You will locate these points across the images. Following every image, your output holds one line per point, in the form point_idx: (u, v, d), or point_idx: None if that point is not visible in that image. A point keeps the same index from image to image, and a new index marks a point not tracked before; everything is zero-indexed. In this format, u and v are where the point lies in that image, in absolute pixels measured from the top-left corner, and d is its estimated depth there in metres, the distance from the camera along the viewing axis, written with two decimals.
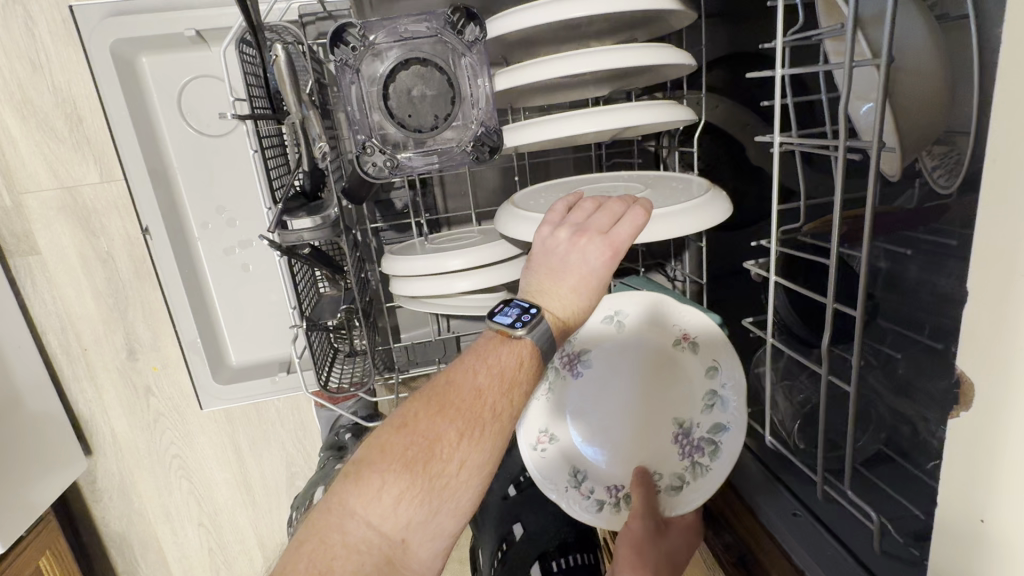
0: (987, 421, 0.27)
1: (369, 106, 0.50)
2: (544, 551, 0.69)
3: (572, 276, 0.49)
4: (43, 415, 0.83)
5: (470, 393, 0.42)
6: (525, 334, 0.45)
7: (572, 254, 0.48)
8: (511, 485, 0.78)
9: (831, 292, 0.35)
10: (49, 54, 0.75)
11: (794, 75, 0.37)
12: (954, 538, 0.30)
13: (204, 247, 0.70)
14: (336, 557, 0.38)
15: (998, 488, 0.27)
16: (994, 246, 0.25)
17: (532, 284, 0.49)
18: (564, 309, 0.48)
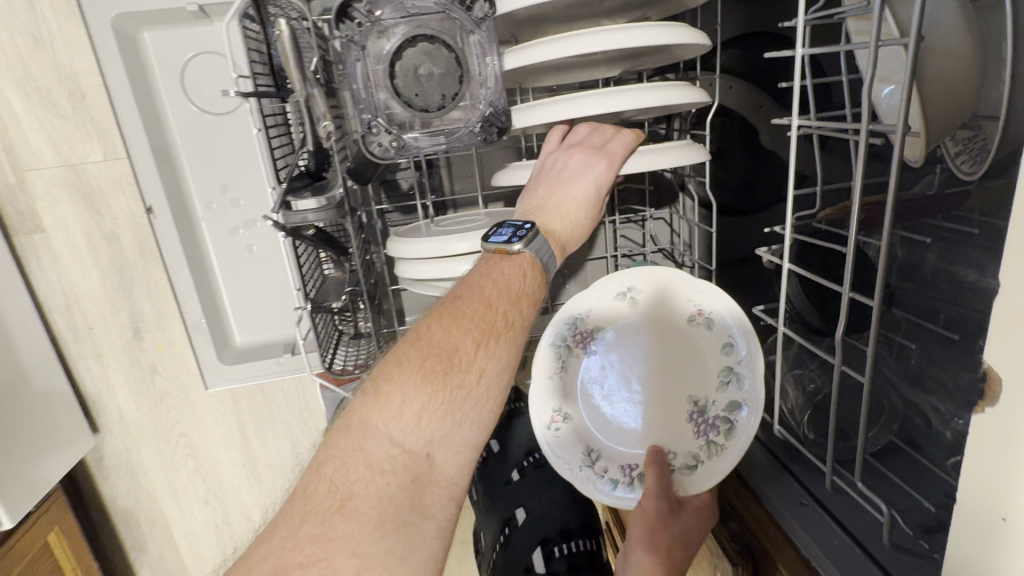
0: (1011, 418, 0.26)
1: (375, 84, 0.49)
2: (546, 536, 0.69)
3: (572, 189, 0.54)
4: (49, 393, 0.84)
5: (480, 305, 0.45)
6: (522, 249, 0.49)
7: (569, 165, 0.54)
8: (515, 471, 0.78)
9: (847, 280, 0.34)
10: (51, 29, 0.74)
11: (814, 56, 0.35)
12: (969, 537, 0.30)
13: (209, 227, 0.70)
14: (360, 477, 0.38)
15: (1012, 483, 0.27)
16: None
17: (533, 193, 0.55)
18: (557, 207, 0.54)
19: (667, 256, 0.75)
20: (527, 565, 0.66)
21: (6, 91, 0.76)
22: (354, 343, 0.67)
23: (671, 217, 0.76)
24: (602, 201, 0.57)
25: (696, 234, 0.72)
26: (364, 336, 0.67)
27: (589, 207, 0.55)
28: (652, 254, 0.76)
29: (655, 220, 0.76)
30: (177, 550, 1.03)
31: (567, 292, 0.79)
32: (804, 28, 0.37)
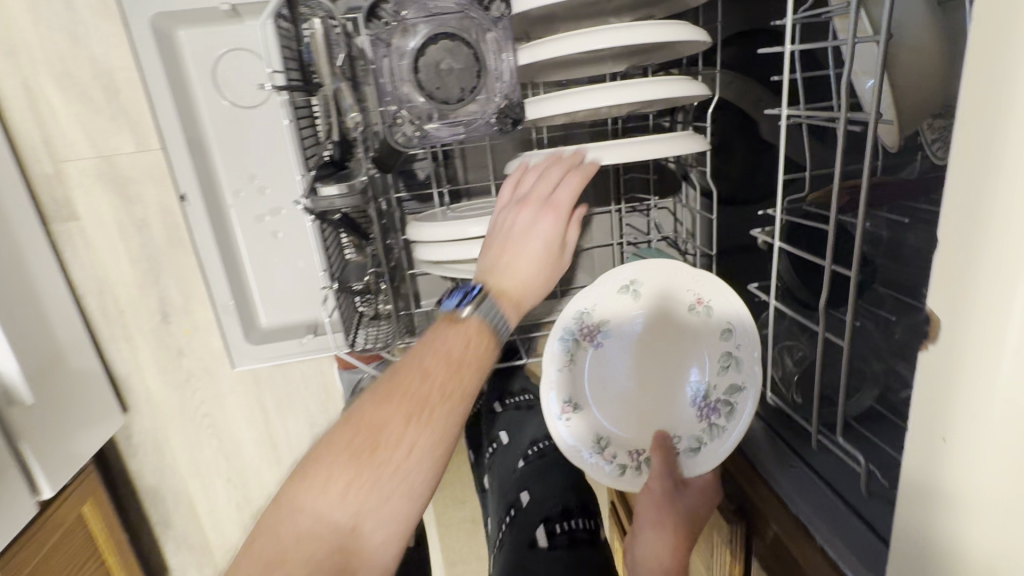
0: (953, 352, 0.27)
1: (400, 78, 0.53)
2: (548, 515, 0.73)
3: (524, 248, 0.57)
4: (84, 372, 0.88)
5: (414, 379, 0.48)
6: (467, 316, 0.52)
7: (518, 222, 0.57)
8: (520, 458, 0.82)
9: (830, 254, 0.38)
10: (88, 27, 0.78)
11: (802, 50, 0.39)
12: (919, 482, 0.29)
13: (237, 214, 0.74)
14: (290, 549, 0.43)
15: (952, 416, 0.27)
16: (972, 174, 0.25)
17: (487, 256, 0.57)
18: (507, 269, 0.56)
19: (671, 244, 0.79)
20: (531, 541, 0.70)
21: (45, 86, 0.80)
22: (374, 325, 0.70)
23: (674, 206, 0.80)
24: (554, 264, 0.59)
25: (698, 223, 0.76)
26: (383, 318, 0.70)
27: (541, 267, 0.57)
28: (656, 243, 0.80)
29: (659, 209, 0.80)
30: (200, 526, 1.08)
31: (574, 278, 0.83)
32: (793, 27, 0.41)
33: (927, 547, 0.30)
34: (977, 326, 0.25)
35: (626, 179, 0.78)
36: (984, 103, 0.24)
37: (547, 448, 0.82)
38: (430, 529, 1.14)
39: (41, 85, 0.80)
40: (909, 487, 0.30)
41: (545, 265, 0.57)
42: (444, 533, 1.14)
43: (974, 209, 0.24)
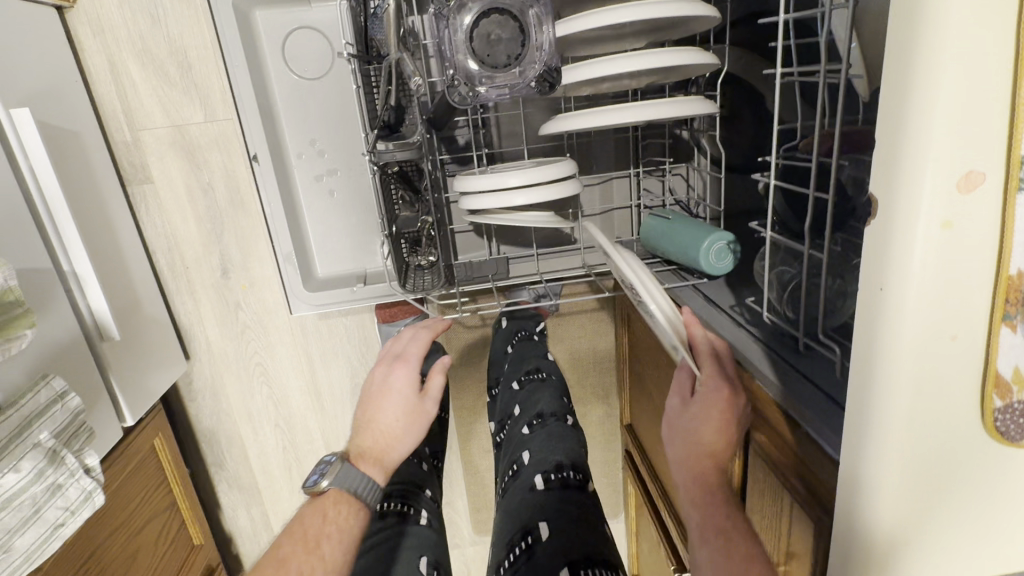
0: (868, 328, 0.34)
1: (457, 48, 0.63)
2: (544, 467, 0.78)
3: (385, 404, 0.72)
4: (155, 319, 0.99)
5: (274, 566, 0.54)
6: (328, 484, 0.62)
7: (382, 382, 0.74)
8: (526, 426, 0.89)
9: (812, 184, 0.48)
10: (167, 10, 0.89)
11: (794, 19, 0.48)
12: (851, 463, 0.38)
13: (299, 173, 0.84)
14: None
15: (869, 411, 0.35)
16: (888, 120, 0.30)
17: (362, 414, 0.72)
18: (376, 419, 0.70)
19: (684, 207, 0.88)
20: (531, 485, 0.76)
21: (127, 62, 0.91)
22: (420, 273, 0.80)
23: (687, 172, 0.89)
24: (420, 415, 0.72)
25: (708, 186, 0.85)
26: (427, 267, 0.79)
27: (405, 416, 0.70)
28: (670, 207, 0.89)
29: (674, 174, 0.89)
30: (249, 468, 1.19)
31: (596, 237, 0.92)
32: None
33: (848, 495, 0.38)
34: (901, 224, 0.30)
35: (644, 146, 0.87)
36: (906, 45, 0.28)
37: (550, 420, 0.87)
38: (457, 477, 1.25)
39: (124, 61, 0.91)
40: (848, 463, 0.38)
41: (409, 413, 0.71)
42: (470, 481, 1.24)
43: (896, 128, 0.30)
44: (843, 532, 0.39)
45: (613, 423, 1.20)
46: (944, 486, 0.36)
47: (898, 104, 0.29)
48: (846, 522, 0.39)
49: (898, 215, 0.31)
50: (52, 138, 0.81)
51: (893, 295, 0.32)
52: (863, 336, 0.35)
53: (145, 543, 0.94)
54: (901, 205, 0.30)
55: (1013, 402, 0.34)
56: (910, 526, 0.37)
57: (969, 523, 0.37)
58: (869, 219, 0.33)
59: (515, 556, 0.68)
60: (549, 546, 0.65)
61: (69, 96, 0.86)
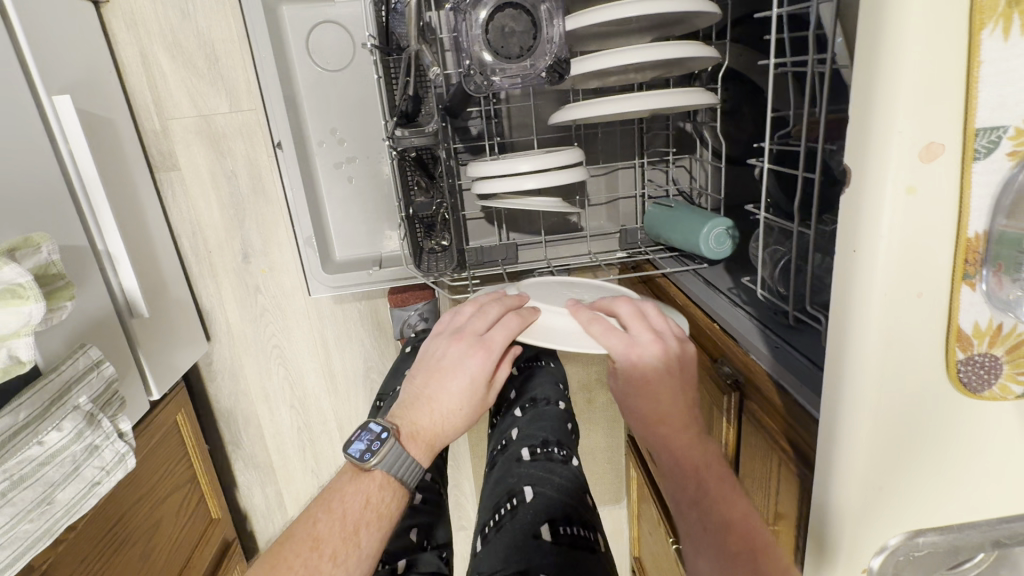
0: (843, 295, 0.38)
1: (473, 40, 0.67)
2: (531, 442, 0.81)
3: (451, 385, 0.65)
4: (179, 300, 1.04)
5: (308, 547, 0.52)
6: (373, 465, 0.58)
7: (449, 356, 0.67)
8: (518, 408, 0.91)
9: (800, 166, 0.51)
10: (197, 6, 0.94)
11: (786, 13, 0.52)
12: (827, 432, 0.41)
13: (320, 160, 0.88)
14: None
15: (838, 380, 0.39)
16: (859, 99, 0.34)
17: (418, 385, 0.66)
18: (438, 403, 0.64)
19: (686, 198, 0.92)
20: (518, 457, 0.80)
21: (158, 54, 0.96)
22: (433, 256, 0.84)
23: (690, 163, 0.93)
24: (476, 410, 0.66)
25: (709, 177, 0.89)
26: (440, 251, 0.84)
27: (471, 408, 0.66)
28: (673, 197, 0.93)
29: (677, 165, 0.93)
30: (266, 447, 1.24)
31: (602, 226, 0.96)
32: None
33: (826, 464, 0.42)
34: (870, 190, 0.34)
35: (649, 138, 0.91)
36: (872, 34, 0.32)
37: (543, 404, 0.90)
38: (464, 459, 1.29)
39: (155, 53, 0.96)
40: (824, 435, 0.42)
41: (473, 405, 0.66)
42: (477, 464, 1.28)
43: (866, 105, 0.34)
44: (819, 484, 0.43)
45: (617, 409, 1.24)
46: (901, 448, 0.40)
47: (865, 86, 0.34)
48: (820, 473, 0.43)
49: (868, 183, 0.34)
50: (89, 124, 0.85)
51: (864, 255, 0.36)
52: (837, 308, 0.39)
53: (168, 512, 0.98)
54: (868, 175, 0.34)
55: (974, 354, 0.38)
56: (880, 473, 0.40)
57: (940, 469, 0.41)
58: (844, 188, 0.36)
59: (500, 516, 0.72)
60: (531, 508, 0.69)
61: (103, 86, 0.91)
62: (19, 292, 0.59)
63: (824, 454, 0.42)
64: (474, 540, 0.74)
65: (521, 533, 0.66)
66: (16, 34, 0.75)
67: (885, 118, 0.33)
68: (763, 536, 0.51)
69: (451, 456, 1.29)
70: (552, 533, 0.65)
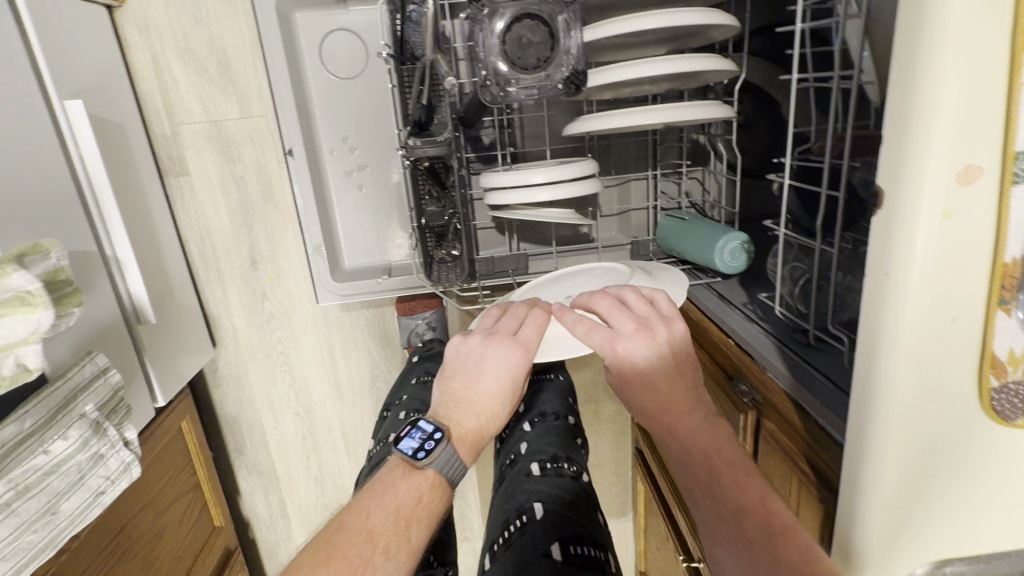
0: (872, 318, 0.37)
1: (490, 50, 0.66)
2: (541, 457, 0.81)
3: (491, 385, 0.63)
4: (186, 306, 1.03)
5: (364, 535, 0.51)
6: (427, 463, 0.57)
7: (486, 356, 0.64)
8: (526, 422, 0.90)
9: (823, 183, 0.50)
10: (209, 12, 0.94)
11: (809, 28, 0.51)
12: (859, 426, 0.39)
13: (331, 168, 0.88)
14: None
15: (874, 374, 0.37)
16: (893, 121, 0.33)
17: (456, 388, 0.64)
18: (481, 405, 0.63)
19: (699, 210, 0.92)
20: (527, 472, 0.79)
21: (170, 59, 0.96)
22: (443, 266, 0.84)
23: (703, 176, 0.92)
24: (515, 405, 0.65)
25: (723, 189, 0.88)
26: (450, 260, 0.83)
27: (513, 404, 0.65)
28: (686, 209, 0.93)
29: (690, 177, 0.92)
30: (270, 455, 1.23)
31: (613, 238, 0.95)
32: (803, 9, 0.52)
33: (855, 464, 0.40)
34: (904, 214, 0.34)
35: (662, 149, 0.91)
36: (910, 56, 0.32)
37: (551, 418, 0.89)
38: (469, 469, 1.28)
39: (167, 58, 0.95)
40: (854, 431, 0.40)
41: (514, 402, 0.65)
42: (482, 474, 1.27)
43: (901, 125, 0.33)
44: (847, 489, 0.41)
45: (624, 421, 1.23)
46: (930, 462, 0.39)
47: (900, 107, 0.33)
48: (851, 472, 0.41)
49: (902, 205, 0.34)
50: (100, 129, 0.85)
51: (897, 279, 0.35)
52: (867, 327, 0.38)
53: (171, 520, 0.97)
54: (904, 199, 0.33)
55: (1009, 383, 0.37)
56: (912, 474, 0.39)
57: (972, 493, 0.39)
58: (875, 209, 0.36)
59: (509, 533, 0.70)
60: (541, 525, 0.68)
61: (114, 91, 0.90)
62: (28, 299, 0.58)
63: (854, 451, 0.40)
64: (482, 556, 0.73)
65: (530, 551, 0.65)
66: (29, 38, 0.74)
67: (921, 141, 0.32)
68: (784, 518, 0.48)
69: None
70: (563, 553, 0.64)
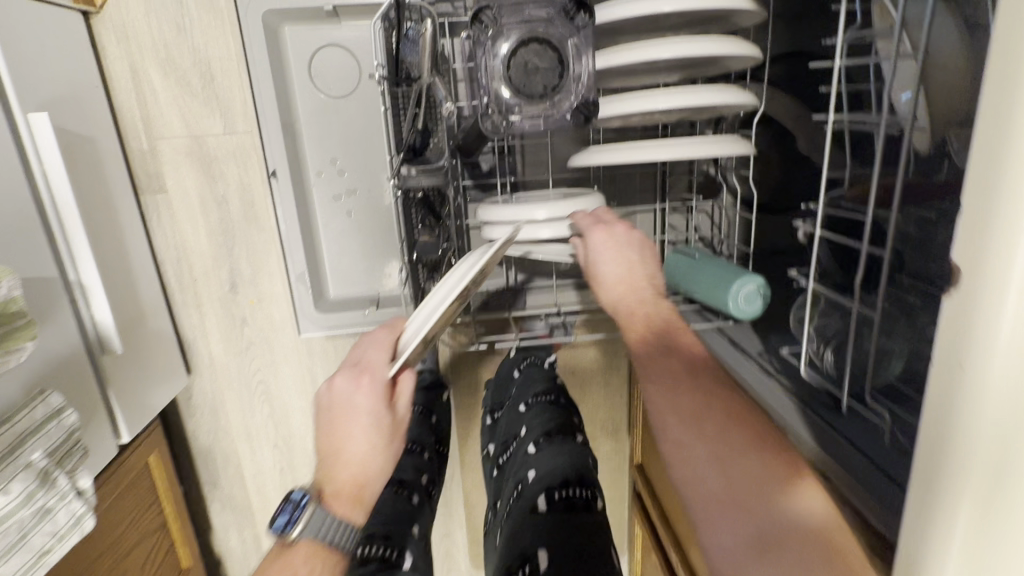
0: (938, 402, 0.31)
1: (494, 75, 0.61)
2: (549, 484, 0.79)
3: (352, 431, 0.54)
4: (158, 332, 0.96)
5: None
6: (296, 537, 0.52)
7: (333, 399, 0.55)
8: (531, 444, 0.89)
9: (865, 239, 0.45)
10: (193, 21, 0.88)
11: (848, 67, 0.46)
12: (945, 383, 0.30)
13: (317, 191, 0.82)
14: None
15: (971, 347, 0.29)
16: (975, 193, 0.28)
17: (321, 445, 0.55)
18: (351, 450, 0.54)
19: (708, 245, 0.87)
20: (534, 506, 0.78)
21: (149, 70, 0.90)
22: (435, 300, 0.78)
23: (713, 210, 0.87)
24: (392, 438, 0.55)
25: (737, 224, 0.82)
26: None
27: (392, 436, 0.55)
28: (694, 243, 0.87)
29: (700, 212, 0.88)
30: (245, 488, 1.15)
31: None
32: (840, 45, 0.47)
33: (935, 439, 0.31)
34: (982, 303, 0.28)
35: (672, 180, 0.88)
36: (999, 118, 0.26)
37: (557, 438, 0.88)
38: (457, 506, 1.21)
39: (146, 69, 0.89)
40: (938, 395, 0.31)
41: (391, 434, 0.55)
42: (470, 511, 1.20)
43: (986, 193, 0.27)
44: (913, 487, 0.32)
45: (621, 460, 1.17)
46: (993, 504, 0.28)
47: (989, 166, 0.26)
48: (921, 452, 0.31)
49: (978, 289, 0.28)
50: (67, 144, 0.79)
51: (972, 369, 0.29)
52: (933, 395, 0.31)
53: (132, 567, 0.90)
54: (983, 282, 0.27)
55: None
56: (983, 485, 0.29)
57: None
58: (948, 289, 0.30)
59: None
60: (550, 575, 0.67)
61: (87, 102, 0.84)
62: None
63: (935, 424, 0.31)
64: None
65: None
66: None
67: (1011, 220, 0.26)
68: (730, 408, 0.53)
69: (443, 503, 1.21)
70: None
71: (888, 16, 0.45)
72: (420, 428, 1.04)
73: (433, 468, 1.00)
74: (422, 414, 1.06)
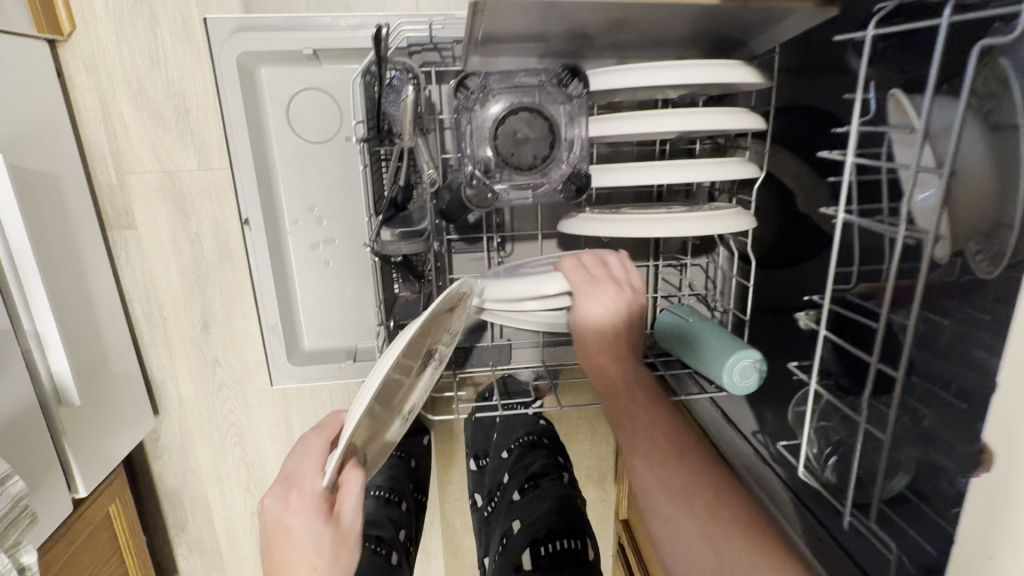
0: None
1: (481, 142, 0.57)
2: (535, 538, 0.77)
3: (289, 555, 0.49)
4: (124, 374, 0.91)
5: None
6: None
7: (269, 521, 0.51)
8: (517, 491, 0.87)
9: (876, 351, 0.44)
10: (168, 52, 0.83)
11: (860, 166, 0.43)
12: None
13: (294, 240, 0.78)
14: None
15: None
16: None
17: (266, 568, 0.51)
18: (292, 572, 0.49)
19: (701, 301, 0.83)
20: (519, 562, 0.75)
21: (120, 102, 0.85)
22: None
23: (707, 265, 0.83)
24: (335, 553, 0.50)
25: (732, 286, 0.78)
26: None
27: (336, 549, 0.50)
28: (688, 299, 0.84)
29: (693, 267, 0.84)
30: (214, 532, 1.10)
31: None
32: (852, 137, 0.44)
33: None
34: None
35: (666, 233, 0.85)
36: None
37: (542, 483, 0.86)
38: (436, 554, 1.16)
39: (117, 101, 0.85)
40: None
41: (333, 547, 0.50)
42: (449, 559, 1.16)
43: None
44: None
45: (608, 509, 1.13)
46: None
47: None
48: None
49: None
50: (26, 183, 0.74)
51: None
52: None
53: None
54: None
55: None
56: None
57: None
58: None
59: None
60: None
61: (51, 137, 0.79)
62: None
63: None
64: None
65: None
66: None
67: None
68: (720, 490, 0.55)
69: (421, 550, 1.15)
70: None
71: (909, 114, 0.42)
72: (399, 474, 0.99)
73: (411, 522, 0.96)
74: (401, 458, 1.01)
